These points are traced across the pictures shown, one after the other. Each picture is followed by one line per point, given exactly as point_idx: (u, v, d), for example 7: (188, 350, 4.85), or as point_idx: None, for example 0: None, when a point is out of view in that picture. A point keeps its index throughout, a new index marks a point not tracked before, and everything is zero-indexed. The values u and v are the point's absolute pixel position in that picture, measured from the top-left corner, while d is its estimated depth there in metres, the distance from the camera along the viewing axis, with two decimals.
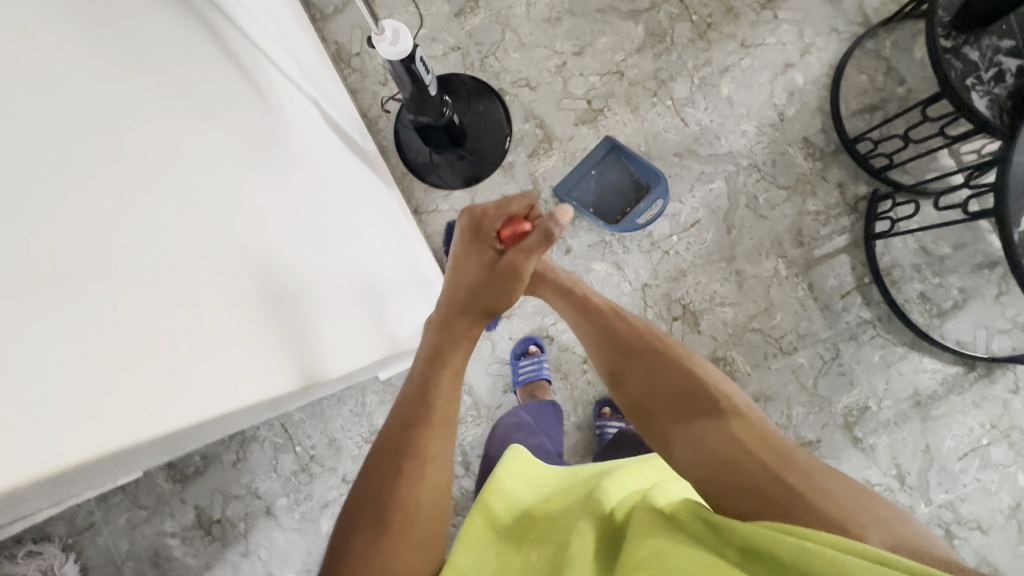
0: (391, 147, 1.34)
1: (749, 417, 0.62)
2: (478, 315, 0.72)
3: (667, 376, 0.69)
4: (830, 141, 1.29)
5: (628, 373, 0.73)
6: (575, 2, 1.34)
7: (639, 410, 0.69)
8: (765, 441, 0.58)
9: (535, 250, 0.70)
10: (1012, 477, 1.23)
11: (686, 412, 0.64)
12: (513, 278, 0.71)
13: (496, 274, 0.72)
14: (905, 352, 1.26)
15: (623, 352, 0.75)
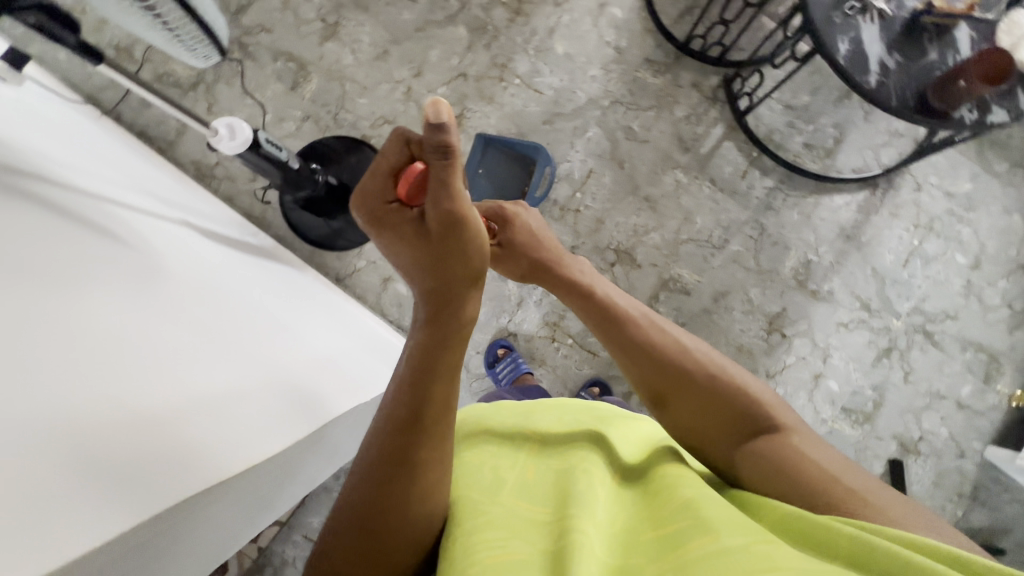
0: (289, 233, 1.35)
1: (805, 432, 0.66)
2: (452, 290, 0.63)
3: (704, 387, 0.70)
4: (667, 52, 1.37)
5: (672, 392, 0.72)
6: (395, 31, 1.38)
7: (693, 433, 0.69)
8: (842, 463, 0.62)
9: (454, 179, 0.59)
10: (952, 261, 1.33)
11: (739, 430, 0.67)
12: (460, 226, 0.61)
13: (441, 237, 0.61)
14: (817, 199, 1.35)
15: (662, 370, 0.73)
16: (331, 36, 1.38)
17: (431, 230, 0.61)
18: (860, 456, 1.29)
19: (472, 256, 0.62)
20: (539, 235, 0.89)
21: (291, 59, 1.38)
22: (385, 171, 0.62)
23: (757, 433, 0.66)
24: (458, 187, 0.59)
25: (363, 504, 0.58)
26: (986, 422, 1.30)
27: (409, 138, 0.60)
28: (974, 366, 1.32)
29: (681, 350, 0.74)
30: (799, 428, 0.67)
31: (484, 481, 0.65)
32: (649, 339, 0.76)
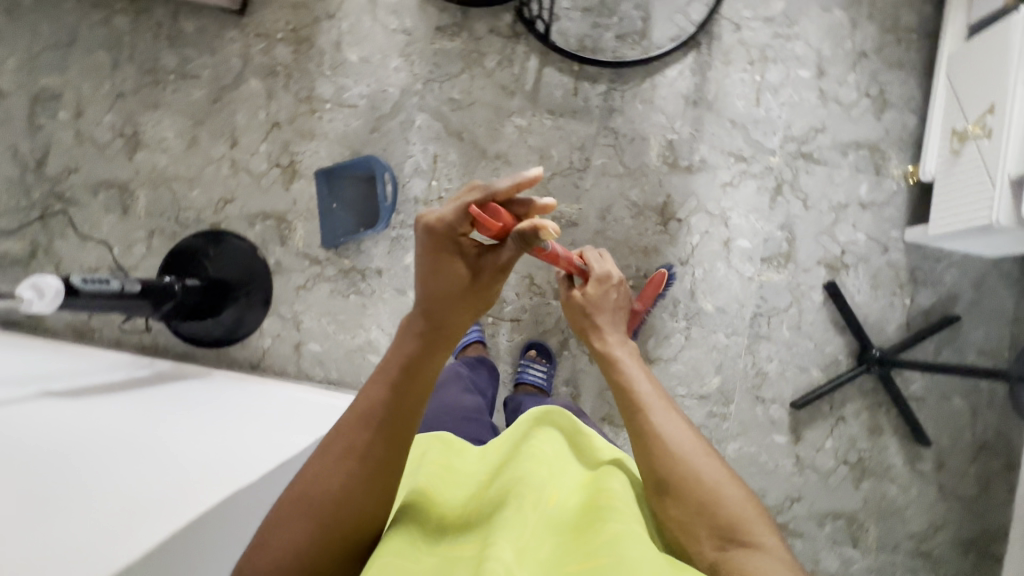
0: (188, 346, 1.33)
1: (785, 564, 0.60)
2: (445, 331, 0.62)
3: (696, 482, 0.64)
4: (453, 11, 1.35)
5: (670, 475, 0.65)
6: (194, 114, 1.35)
7: (673, 518, 0.64)
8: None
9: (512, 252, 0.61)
10: (798, 79, 1.33)
11: (716, 536, 0.62)
12: (483, 287, 0.63)
13: (466, 286, 0.62)
14: (652, 81, 1.34)
15: (671, 454, 0.66)
16: (137, 146, 1.35)
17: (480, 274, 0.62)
18: (796, 294, 1.31)
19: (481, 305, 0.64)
20: (605, 297, 0.91)
21: (111, 187, 1.35)
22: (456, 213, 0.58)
23: (733, 543, 0.62)
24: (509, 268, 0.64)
25: (315, 500, 0.57)
26: (895, 209, 1.31)
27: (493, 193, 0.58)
28: (861, 164, 1.32)
29: (697, 448, 0.68)
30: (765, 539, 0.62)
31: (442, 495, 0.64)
32: (664, 427, 0.69)
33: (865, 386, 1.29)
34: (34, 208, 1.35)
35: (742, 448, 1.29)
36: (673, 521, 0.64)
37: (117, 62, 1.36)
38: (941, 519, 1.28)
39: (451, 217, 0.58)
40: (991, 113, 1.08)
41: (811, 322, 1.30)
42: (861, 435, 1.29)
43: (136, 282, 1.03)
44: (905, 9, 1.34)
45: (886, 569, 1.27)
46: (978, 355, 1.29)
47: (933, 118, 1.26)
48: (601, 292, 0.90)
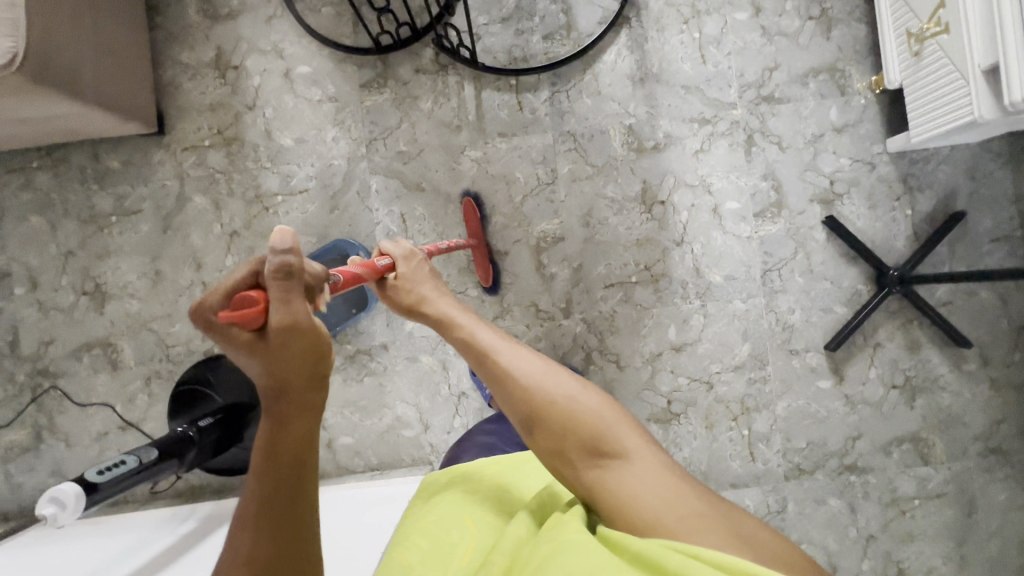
0: (222, 478, 1.30)
1: (647, 458, 0.69)
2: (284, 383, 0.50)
3: (564, 411, 0.71)
4: (372, 64, 1.29)
5: (537, 413, 0.72)
6: (148, 249, 1.30)
7: (549, 449, 0.72)
8: (666, 484, 0.66)
9: (296, 298, 0.48)
10: (737, 24, 1.28)
11: (591, 456, 0.69)
12: (299, 332, 0.49)
13: (271, 342, 0.48)
14: (593, 72, 1.28)
15: (531, 394, 0.73)
16: (103, 299, 1.30)
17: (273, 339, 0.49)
18: (799, 239, 1.28)
19: (313, 348, 0.50)
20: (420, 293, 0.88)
21: (93, 347, 1.30)
22: (224, 288, 0.49)
23: (604, 456, 0.69)
24: (303, 301, 0.49)
25: None
26: (870, 123, 1.27)
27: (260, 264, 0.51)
28: (825, 89, 1.28)
29: (558, 374, 0.74)
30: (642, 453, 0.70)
31: (452, 528, 0.72)
32: (525, 370, 0.74)
33: (891, 307, 1.28)
34: (23, 392, 1.30)
35: (791, 405, 1.27)
36: (550, 452, 0.72)
37: (54, 221, 1.30)
38: (1000, 412, 1.27)
39: (220, 298, 0.49)
40: (943, 7, 1.04)
41: (821, 262, 1.28)
42: (902, 355, 1.27)
43: (151, 450, 1.00)
44: None
45: (962, 475, 1.27)
46: (992, 242, 1.27)
47: (884, 24, 1.21)
48: (412, 265, 0.91)
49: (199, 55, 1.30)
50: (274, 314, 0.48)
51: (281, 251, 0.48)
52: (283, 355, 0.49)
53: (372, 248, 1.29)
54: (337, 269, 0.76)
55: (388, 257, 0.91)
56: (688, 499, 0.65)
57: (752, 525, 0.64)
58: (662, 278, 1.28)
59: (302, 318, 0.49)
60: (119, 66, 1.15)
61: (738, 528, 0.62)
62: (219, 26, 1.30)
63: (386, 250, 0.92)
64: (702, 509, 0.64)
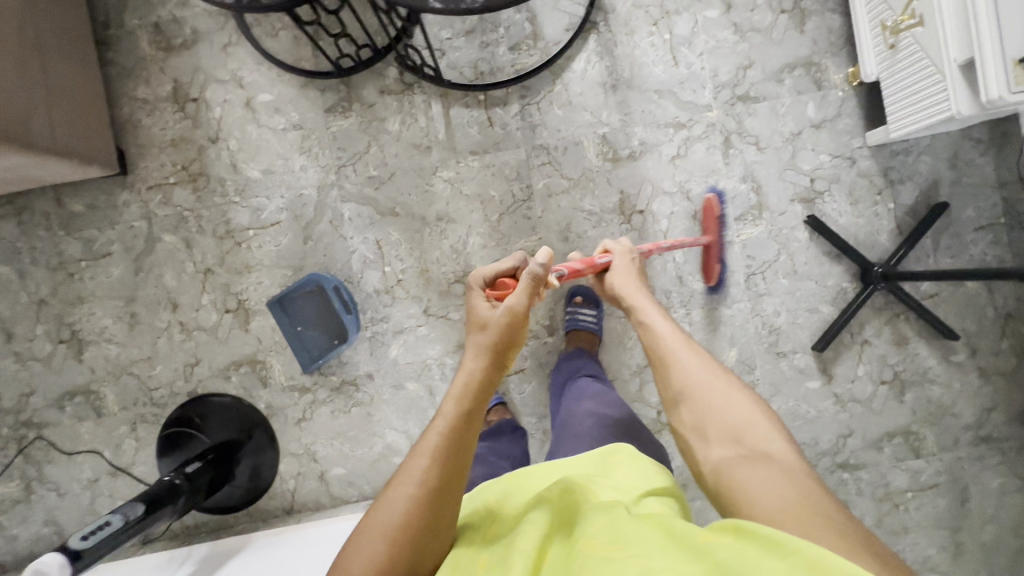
0: (217, 517, 1.29)
1: (792, 465, 0.59)
2: (495, 347, 0.71)
3: (711, 394, 0.68)
4: (335, 87, 1.25)
5: (686, 390, 0.70)
6: (122, 292, 1.27)
7: (690, 424, 0.68)
8: (804, 503, 0.54)
9: (531, 292, 0.77)
10: (708, 22, 1.24)
11: (729, 440, 0.64)
12: (521, 323, 0.75)
13: (505, 322, 0.74)
14: (563, 82, 1.25)
15: (690, 370, 0.71)
16: (81, 346, 1.28)
17: (503, 317, 0.74)
18: (781, 240, 1.26)
19: (514, 343, 0.74)
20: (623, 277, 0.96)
21: (75, 395, 1.28)
22: (485, 274, 0.88)
23: (743, 448, 0.62)
24: (530, 299, 0.78)
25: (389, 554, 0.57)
26: (849, 117, 1.24)
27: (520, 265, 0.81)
28: (802, 85, 1.25)
29: (720, 370, 0.71)
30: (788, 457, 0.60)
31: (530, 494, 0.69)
32: (692, 361, 0.72)
33: (877, 303, 1.26)
34: (10, 444, 1.29)
35: (782, 407, 1.27)
36: (689, 428, 0.69)
37: (23, 270, 1.27)
38: (990, 401, 1.27)
39: (488, 280, 0.88)
40: None
41: (805, 262, 1.26)
42: (890, 350, 1.26)
43: (136, 504, 0.99)
44: None
45: (954, 465, 1.27)
46: (976, 232, 1.25)
47: (857, 14, 1.17)
48: (624, 265, 0.99)
49: (156, 89, 1.26)
50: (520, 294, 0.76)
51: (539, 264, 0.79)
52: (504, 329, 0.73)
53: (350, 277, 1.26)
54: (566, 264, 0.93)
55: (610, 254, 1.03)
56: (826, 520, 0.52)
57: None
58: (645, 289, 1.26)
59: (525, 307, 0.76)
60: (75, 110, 1.10)
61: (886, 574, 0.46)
62: (173, 58, 1.25)
63: (610, 249, 1.04)
64: (840, 537, 0.49)
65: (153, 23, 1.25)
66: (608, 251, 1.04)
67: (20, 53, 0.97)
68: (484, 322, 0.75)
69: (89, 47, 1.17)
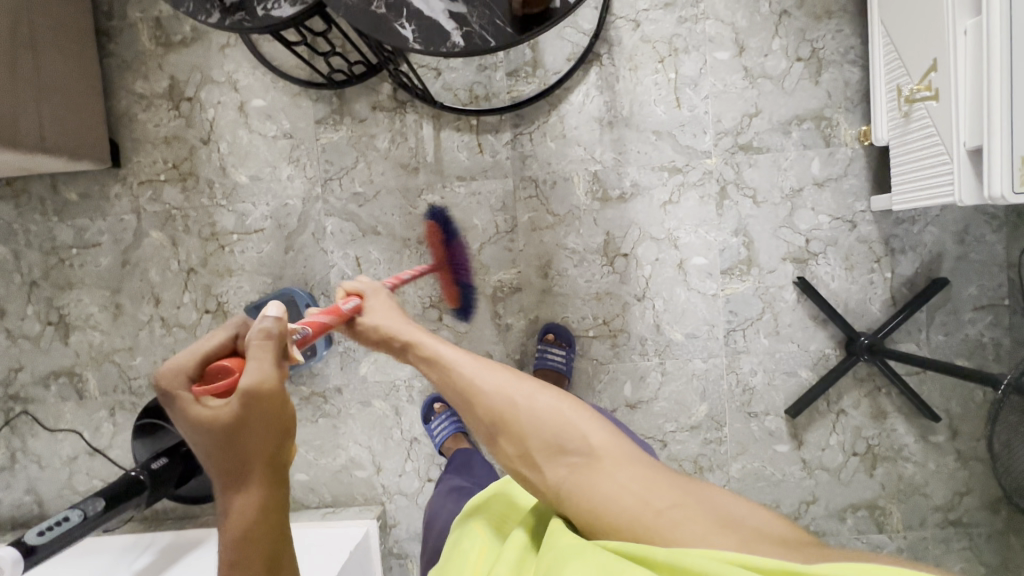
0: (184, 506, 1.34)
1: (615, 448, 0.65)
2: (250, 465, 0.50)
3: (525, 415, 0.67)
4: (329, 99, 1.23)
5: (499, 420, 0.68)
6: (109, 282, 1.30)
7: (514, 455, 0.67)
8: (648, 481, 0.61)
9: (267, 360, 0.53)
10: (717, 64, 1.18)
11: (557, 455, 0.65)
12: (267, 402, 0.51)
13: (242, 426, 0.50)
14: (559, 114, 1.21)
15: (489, 399, 0.69)
16: (68, 329, 1.32)
17: (243, 413, 0.50)
18: (767, 299, 1.22)
19: (283, 425, 0.52)
20: (387, 317, 0.84)
21: (60, 375, 1.33)
22: (197, 356, 0.57)
23: (569, 455, 0.64)
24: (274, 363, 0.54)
25: None
26: (855, 178, 1.19)
27: (237, 336, 0.60)
28: (809, 139, 1.19)
29: (528, 385, 0.70)
30: (601, 445, 0.65)
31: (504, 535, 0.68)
32: (500, 384, 0.71)
33: (860, 373, 1.22)
34: None
35: (746, 466, 1.25)
36: (514, 458, 0.67)
37: (17, 251, 1.31)
38: (964, 484, 1.23)
39: (196, 366, 0.57)
40: (935, 70, 0.94)
41: (789, 323, 1.22)
42: (866, 423, 1.23)
43: (98, 500, 1.04)
44: None
45: (917, 545, 1.24)
46: (975, 311, 1.19)
47: (876, 74, 1.11)
48: (377, 303, 0.86)
49: (153, 85, 1.26)
50: (249, 371, 0.52)
51: (269, 323, 0.56)
52: (250, 430, 0.51)
53: (328, 291, 1.27)
54: (305, 320, 0.72)
55: (358, 297, 0.87)
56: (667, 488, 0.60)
57: (749, 512, 0.59)
58: (620, 334, 1.24)
59: (267, 379, 0.52)
60: (65, 106, 1.12)
61: (720, 511, 0.58)
62: (172, 54, 1.25)
63: (351, 289, 0.88)
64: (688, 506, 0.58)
65: (155, 18, 1.24)
66: (349, 293, 0.89)
67: (8, 52, 0.99)
68: (223, 434, 0.50)
69: (85, 40, 1.17)
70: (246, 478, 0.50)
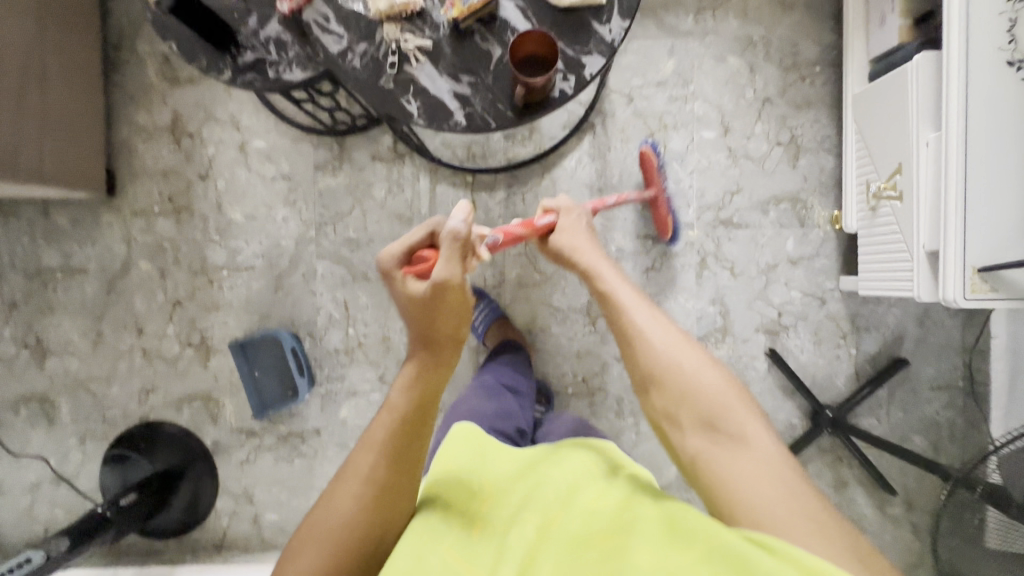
0: (149, 541, 1.32)
1: (773, 448, 0.60)
2: (434, 341, 0.67)
3: (689, 382, 0.64)
4: (330, 146, 1.27)
5: (657, 372, 0.66)
6: (92, 308, 1.29)
7: (662, 411, 0.65)
8: (786, 499, 0.56)
9: (455, 261, 0.66)
10: (704, 142, 1.25)
11: (709, 432, 0.61)
12: (450, 293, 0.66)
13: (431, 304, 0.66)
14: (552, 177, 1.26)
15: (655, 354, 0.67)
16: (44, 353, 1.30)
17: (435, 296, 0.65)
18: (739, 367, 1.27)
19: (461, 315, 0.68)
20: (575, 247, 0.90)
21: (31, 399, 1.31)
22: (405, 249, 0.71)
23: (720, 435, 0.61)
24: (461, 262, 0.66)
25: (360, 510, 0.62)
26: (826, 259, 1.26)
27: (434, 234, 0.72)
28: (785, 219, 1.25)
29: (682, 342, 0.68)
30: (756, 439, 0.60)
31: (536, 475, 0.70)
32: (666, 343, 0.68)
33: (823, 443, 1.28)
34: None
35: None
36: (660, 413, 0.66)
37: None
38: (917, 557, 1.28)
39: (402, 253, 0.71)
40: (899, 172, 1.02)
41: (759, 392, 1.27)
42: (827, 492, 1.28)
43: (62, 539, 1.02)
44: (803, 40, 1.24)
45: None
46: (932, 390, 1.26)
47: (848, 166, 1.19)
48: (568, 222, 0.95)
49: (155, 118, 1.28)
50: (440, 266, 0.65)
51: (457, 227, 0.66)
52: (438, 309, 0.66)
53: (314, 332, 1.29)
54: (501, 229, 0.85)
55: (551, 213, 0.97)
56: (811, 510, 0.55)
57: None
58: (598, 392, 1.27)
59: (453, 276, 0.65)
60: (66, 137, 1.13)
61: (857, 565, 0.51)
62: (177, 90, 1.27)
63: (549, 208, 0.97)
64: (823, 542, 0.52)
65: (163, 54, 1.27)
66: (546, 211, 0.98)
67: (17, 86, 1.00)
68: (422, 308, 0.67)
69: (91, 71, 1.19)
70: (423, 351, 0.67)
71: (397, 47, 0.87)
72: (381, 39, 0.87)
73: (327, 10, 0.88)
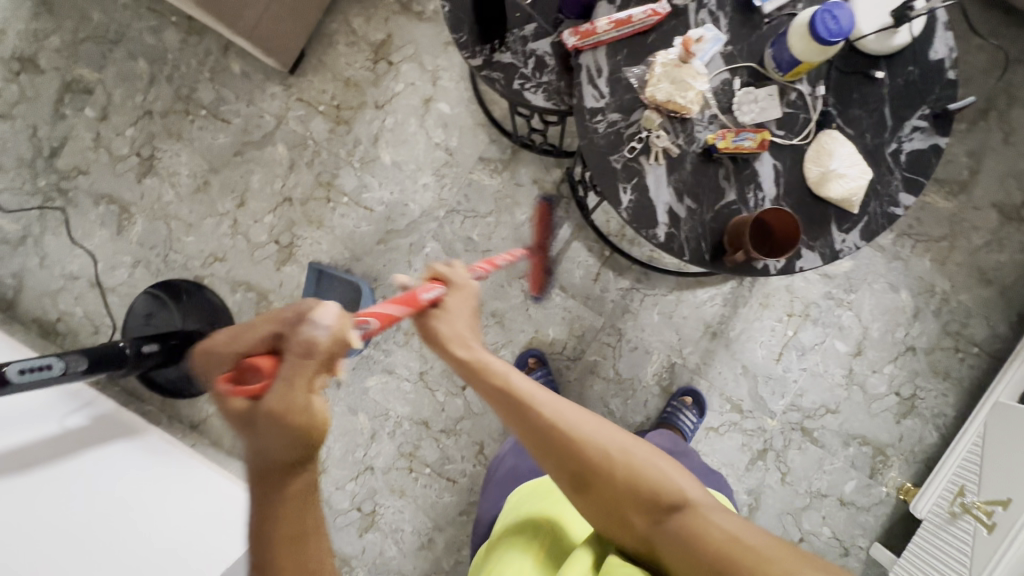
0: (139, 384, 1.33)
1: (711, 508, 0.55)
2: (284, 473, 0.43)
3: (625, 469, 0.54)
4: (504, 148, 1.25)
5: (588, 466, 0.54)
6: (212, 158, 1.29)
7: (604, 514, 0.55)
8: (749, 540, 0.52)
9: (300, 382, 0.43)
10: (831, 351, 1.22)
11: (652, 511, 0.54)
12: (297, 428, 0.42)
13: (260, 425, 0.42)
14: (678, 297, 1.24)
15: (595, 447, 0.54)
16: (149, 170, 1.30)
17: (267, 420, 0.42)
18: None
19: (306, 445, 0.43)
20: (475, 316, 0.67)
21: (113, 202, 1.31)
22: (234, 351, 0.48)
23: (666, 514, 0.53)
24: (304, 370, 0.44)
25: None
26: (873, 518, 1.21)
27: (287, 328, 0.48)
28: (858, 461, 1.22)
29: (597, 416, 0.57)
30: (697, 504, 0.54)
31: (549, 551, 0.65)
32: (586, 424, 0.56)
33: None
34: (36, 194, 1.31)
35: None
36: (603, 517, 0.55)
37: (155, 77, 1.30)
38: None
39: (237, 357, 0.48)
40: (1002, 506, 0.95)
41: None
42: None
43: (83, 360, 1.02)
44: (978, 317, 1.20)
45: None
46: None
47: (950, 459, 1.15)
48: (457, 303, 0.66)
49: (369, 30, 1.27)
50: (275, 388, 0.43)
51: (318, 330, 0.44)
52: (273, 435, 0.42)
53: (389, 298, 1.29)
54: (372, 308, 0.60)
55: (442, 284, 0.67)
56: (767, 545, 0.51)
57: None
58: None
59: (297, 401, 0.43)
60: (290, 9, 1.12)
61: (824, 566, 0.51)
62: (403, 19, 1.26)
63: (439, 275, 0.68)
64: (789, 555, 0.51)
65: None
66: (435, 278, 0.68)
67: None
68: (251, 435, 0.43)
69: None
70: (267, 486, 0.43)
71: (645, 137, 0.84)
72: (636, 121, 0.84)
73: (604, 62, 0.85)
